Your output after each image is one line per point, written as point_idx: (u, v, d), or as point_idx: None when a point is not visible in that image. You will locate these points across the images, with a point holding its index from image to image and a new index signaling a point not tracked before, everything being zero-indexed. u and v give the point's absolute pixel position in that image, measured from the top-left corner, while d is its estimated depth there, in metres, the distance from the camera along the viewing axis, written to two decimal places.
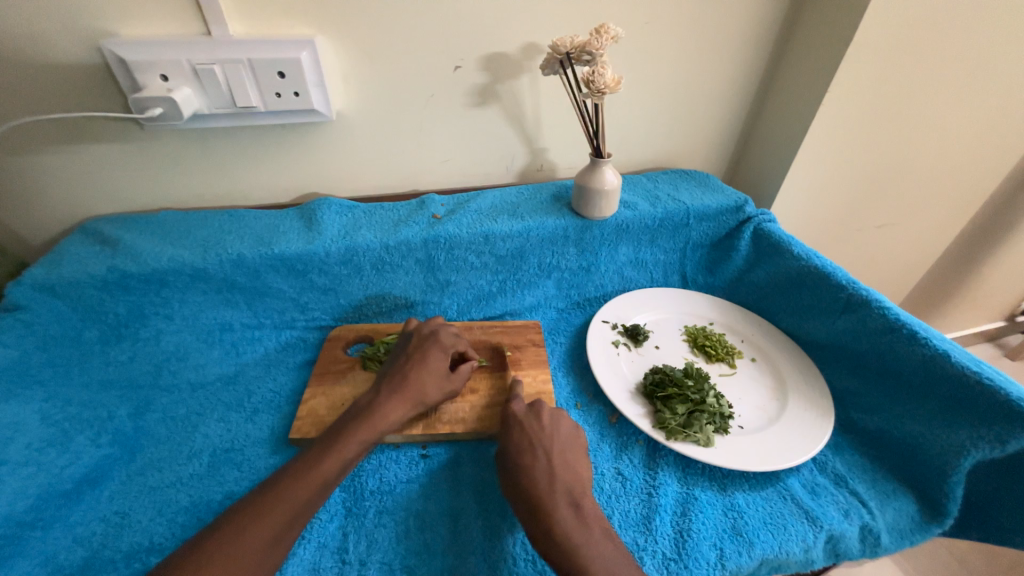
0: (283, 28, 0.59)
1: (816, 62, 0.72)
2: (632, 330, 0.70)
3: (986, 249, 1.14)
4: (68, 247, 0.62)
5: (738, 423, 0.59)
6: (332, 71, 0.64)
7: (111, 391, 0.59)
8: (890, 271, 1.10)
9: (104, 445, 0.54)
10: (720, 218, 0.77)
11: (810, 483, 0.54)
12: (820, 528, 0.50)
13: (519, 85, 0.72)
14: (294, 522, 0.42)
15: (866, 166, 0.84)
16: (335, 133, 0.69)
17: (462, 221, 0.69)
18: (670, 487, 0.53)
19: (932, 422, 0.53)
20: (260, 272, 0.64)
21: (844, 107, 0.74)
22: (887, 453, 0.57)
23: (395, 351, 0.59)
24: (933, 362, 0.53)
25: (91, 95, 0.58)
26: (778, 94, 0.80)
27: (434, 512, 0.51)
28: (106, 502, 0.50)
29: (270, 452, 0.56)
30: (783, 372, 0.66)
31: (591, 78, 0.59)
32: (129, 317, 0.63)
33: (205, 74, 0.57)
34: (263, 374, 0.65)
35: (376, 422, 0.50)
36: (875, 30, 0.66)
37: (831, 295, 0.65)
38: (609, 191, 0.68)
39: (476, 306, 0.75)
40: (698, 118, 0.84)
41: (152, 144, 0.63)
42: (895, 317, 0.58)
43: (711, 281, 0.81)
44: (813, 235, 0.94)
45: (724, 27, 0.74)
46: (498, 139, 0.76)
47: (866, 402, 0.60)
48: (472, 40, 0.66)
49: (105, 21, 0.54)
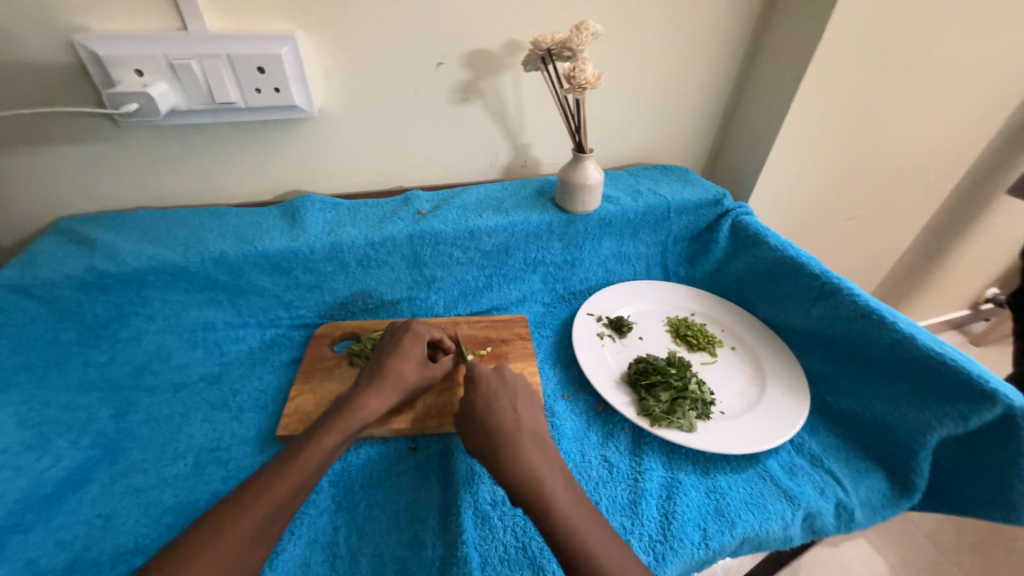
0: (262, 23, 0.59)
1: (789, 59, 0.74)
2: (616, 321, 0.71)
3: (952, 239, 1.20)
4: (41, 247, 0.60)
5: (719, 408, 0.61)
6: (314, 67, 0.63)
7: (91, 393, 0.58)
8: (862, 261, 1.14)
9: (85, 448, 0.53)
10: (699, 211, 0.79)
11: (788, 464, 0.57)
12: (798, 506, 0.52)
13: (502, 81, 0.72)
14: (277, 514, 0.42)
15: (838, 160, 0.87)
16: (318, 130, 0.69)
17: (447, 216, 0.70)
18: (656, 472, 0.55)
19: (902, 402, 0.56)
20: (243, 270, 0.63)
21: (815, 102, 0.76)
22: (859, 433, 0.60)
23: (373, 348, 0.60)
24: (901, 345, 0.56)
25: (63, 90, 0.57)
26: (754, 90, 0.82)
27: (424, 504, 0.51)
28: (88, 506, 0.49)
29: (257, 450, 0.55)
30: (761, 359, 0.68)
31: (573, 73, 0.60)
32: (108, 318, 0.61)
33: (183, 70, 0.57)
34: (248, 373, 0.64)
35: (353, 419, 0.50)
36: (842, 30, 0.69)
37: (806, 283, 0.67)
38: (592, 186, 0.69)
39: (462, 301, 0.75)
40: (677, 115, 0.86)
41: (128, 141, 0.62)
42: (865, 303, 0.60)
43: (692, 274, 0.83)
44: (789, 228, 0.97)
45: (701, 25, 0.76)
46: (482, 135, 0.77)
47: (839, 386, 0.63)
48: (453, 37, 0.66)
49: (76, 15, 0.53)
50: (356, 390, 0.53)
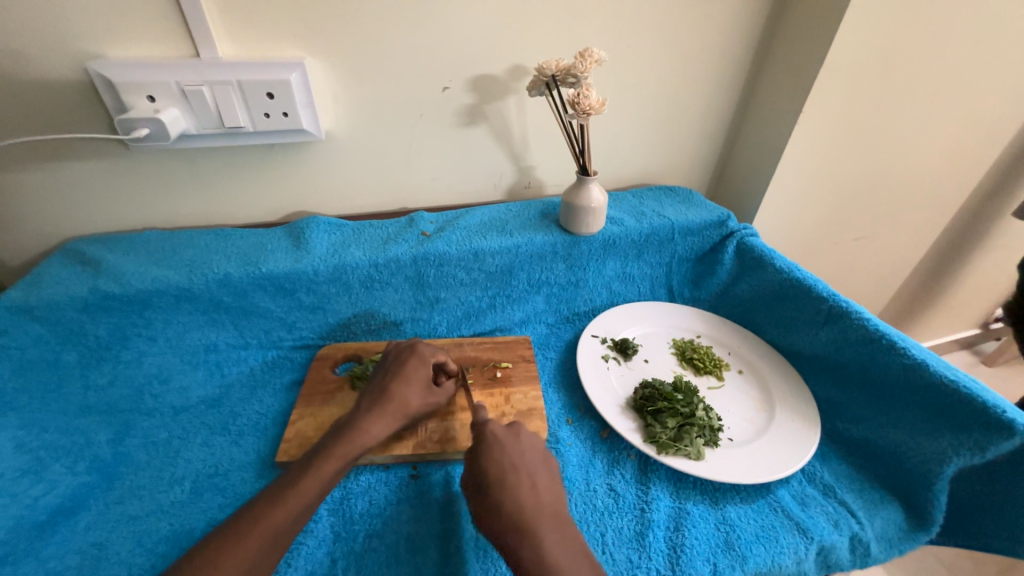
0: (273, 50, 0.60)
1: (790, 83, 0.75)
2: (621, 344, 0.70)
3: (959, 259, 1.19)
4: (47, 268, 0.60)
5: (728, 435, 0.59)
6: (322, 92, 0.64)
7: (89, 417, 0.57)
8: (869, 282, 1.14)
9: (81, 473, 0.52)
10: (704, 233, 0.79)
11: (800, 495, 0.55)
12: (811, 539, 0.50)
13: (507, 105, 0.73)
14: (272, 545, 0.41)
15: (842, 182, 0.87)
16: (324, 152, 0.70)
17: (451, 238, 0.70)
18: (663, 502, 0.54)
19: (915, 431, 0.54)
20: (247, 291, 0.63)
21: (818, 125, 0.77)
22: (872, 462, 0.58)
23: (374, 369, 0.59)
24: (912, 371, 0.55)
25: (77, 115, 0.58)
26: (756, 113, 0.83)
27: (425, 534, 0.50)
28: (82, 534, 0.48)
29: (256, 476, 0.54)
30: (769, 384, 0.67)
31: (577, 99, 0.60)
32: (110, 340, 0.61)
33: (194, 96, 0.58)
34: (249, 396, 0.63)
35: (354, 445, 0.48)
36: (842, 56, 0.70)
37: (814, 306, 0.66)
38: (596, 209, 0.69)
39: (466, 323, 0.75)
40: (680, 137, 0.86)
41: (137, 164, 0.63)
42: (875, 327, 0.59)
43: (697, 295, 0.83)
44: (795, 249, 0.97)
45: (703, 51, 0.77)
46: (487, 157, 0.78)
47: (850, 412, 0.62)
48: (459, 63, 0.68)
49: (94, 44, 0.55)
50: (357, 413, 0.52)
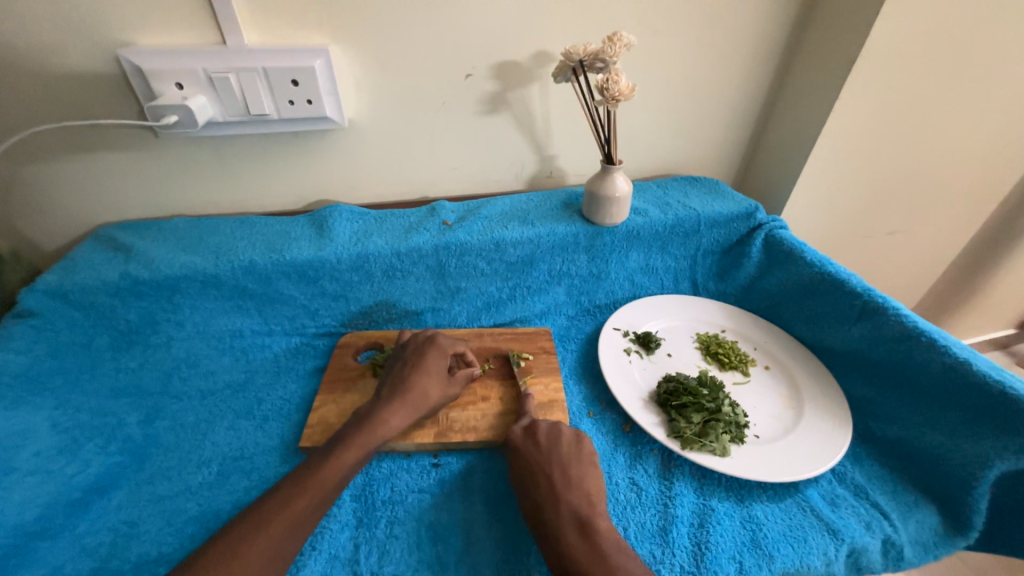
0: (297, 37, 0.60)
1: (826, 69, 0.72)
2: (643, 337, 0.69)
3: (999, 254, 1.13)
4: (80, 254, 0.62)
5: (753, 432, 0.58)
6: (345, 79, 0.64)
7: (120, 399, 0.59)
8: (902, 277, 1.09)
9: (113, 453, 0.54)
10: (731, 224, 0.76)
11: (829, 495, 0.53)
12: (842, 541, 0.48)
13: (530, 92, 0.72)
14: (295, 531, 0.42)
15: (878, 173, 0.84)
16: (347, 140, 0.69)
17: (472, 228, 0.69)
18: (687, 498, 0.53)
19: (955, 431, 0.52)
20: (271, 278, 0.64)
21: (855, 113, 0.74)
22: (907, 463, 0.56)
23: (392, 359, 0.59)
24: (953, 371, 0.52)
25: (109, 103, 0.59)
26: (788, 100, 0.80)
27: (446, 523, 0.50)
28: (114, 512, 0.49)
29: (280, 461, 0.55)
30: (798, 380, 0.65)
31: (606, 85, 0.59)
32: (139, 324, 0.62)
33: (221, 83, 0.58)
34: (272, 382, 0.64)
35: (375, 435, 0.49)
36: (885, 39, 0.66)
37: (847, 302, 0.64)
38: (620, 199, 0.68)
39: (486, 313, 0.74)
40: (707, 125, 0.84)
41: (165, 151, 0.64)
42: (913, 324, 0.57)
43: (722, 288, 0.81)
44: (824, 242, 0.93)
45: (734, 35, 0.74)
46: (509, 146, 0.76)
47: (883, 411, 0.59)
48: (482, 49, 0.66)
49: (123, 31, 0.55)
50: (377, 404, 0.52)
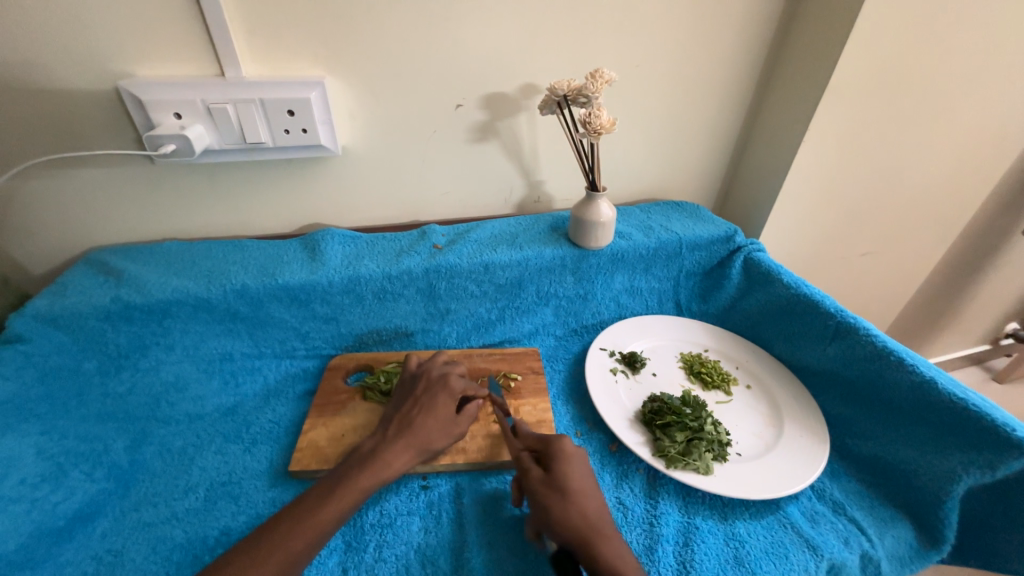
0: (295, 68, 0.62)
1: (796, 103, 0.77)
2: (629, 357, 0.71)
3: (968, 273, 1.18)
4: (72, 278, 0.62)
5: (736, 450, 0.60)
6: (340, 109, 0.66)
7: (108, 424, 0.59)
8: (877, 296, 1.13)
9: (99, 480, 0.53)
10: (711, 247, 0.79)
11: (809, 511, 0.55)
12: (822, 557, 0.50)
13: (518, 122, 0.75)
14: (289, 571, 0.42)
15: (848, 198, 0.88)
16: (340, 166, 0.71)
17: (462, 251, 0.71)
18: (672, 516, 0.54)
19: (924, 448, 0.55)
20: (263, 302, 0.65)
21: (823, 143, 0.79)
22: (882, 479, 0.58)
23: (400, 394, 0.57)
24: (921, 388, 0.55)
25: (107, 132, 0.60)
26: (762, 130, 0.85)
27: (436, 546, 0.50)
28: (99, 541, 0.49)
29: (269, 485, 0.55)
30: (778, 399, 0.67)
31: (589, 119, 0.62)
32: (129, 348, 0.62)
33: (218, 113, 0.60)
34: (262, 405, 0.64)
35: (376, 479, 0.47)
36: (846, 78, 0.72)
37: (821, 322, 0.67)
38: (605, 224, 0.70)
39: (475, 334, 0.76)
40: (687, 152, 0.88)
41: (162, 177, 0.65)
42: (883, 344, 0.60)
43: (705, 309, 0.83)
44: (801, 263, 0.97)
45: (710, 71, 0.79)
46: (498, 172, 0.79)
47: (859, 428, 0.62)
48: (473, 82, 0.70)
49: (126, 65, 0.57)
50: (382, 444, 0.50)
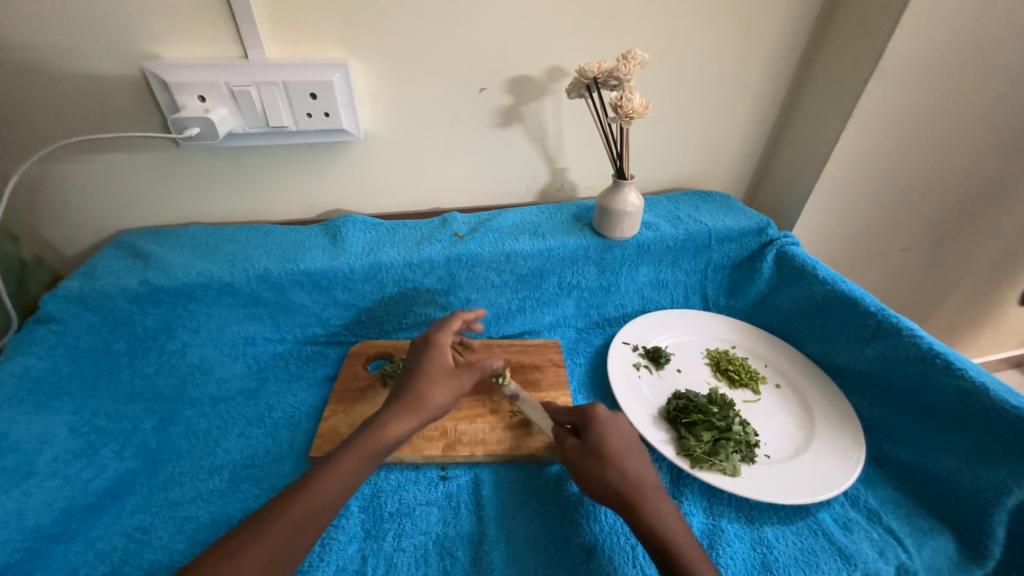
0: (317, 50, 0.61)
1: (841, 87, 0.72)
2: (653, 352, 0.69)
3: (1016, 271, 1.11)
4: (102, 260, 0.63)
5: (764, 452, 0.57)
6: (362, 92, 0.65)
7: (136, 404, 0.60)
8: (916, 293, 1.08)
9: (128, 458, 0.55)
10: (742, 239, 0.76)
11: (842, 518, 0.53)
12: (854, 567, 0.48)
13: (543, 106, 0.73)
14: (292, 540, 0.41)
15: (892, 190, 0.83)
16: (361, 151, 0.70)
17: (483, 239, 0.69)
18: (696, 518, 0.52)
19: (970, 457, 0.51)
20: (285, 287, 0.65)
21: (869, 131, 0.74)
22: (921, 488, 0.55)
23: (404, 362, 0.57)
24: (970, 394, 0.51)
25: (132, 114, 0.60)
26: (801, 116, 0.80)
27: (454, 537, 0.50)
28: (127, 517, 0.50)
29: (291, 469, 0.55)
30: (810, 399, 0.64)
31: (619, 103, 0.59)
32: (156, 330, 0.63)
33: (242, 96, 0.59)
34: (283, 390, 0.65)
35: (372, 442, 0.47)
36: (898, 60, 0.67)
37: (860, 321, 0.63)
38: (632, 213, 0.68)
39: (495, 324, 0.75)
40: (720, 140, 0.84)
41: (186, 161, 0.65)
42: (928, 345, 0.56)
43: (732, 304, 0.80)
44: (836, 259, 0.93)
45: (749, 51, 0.75)
46: (521, 158, 0.77)
47: (897, 434, 0.59)
48: (498, 64, 0.67)
49: (151, 46, 0.57)
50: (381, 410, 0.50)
